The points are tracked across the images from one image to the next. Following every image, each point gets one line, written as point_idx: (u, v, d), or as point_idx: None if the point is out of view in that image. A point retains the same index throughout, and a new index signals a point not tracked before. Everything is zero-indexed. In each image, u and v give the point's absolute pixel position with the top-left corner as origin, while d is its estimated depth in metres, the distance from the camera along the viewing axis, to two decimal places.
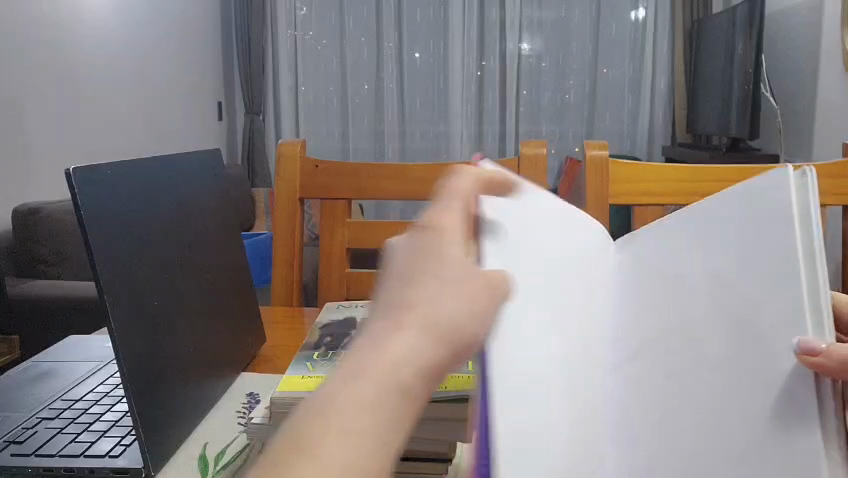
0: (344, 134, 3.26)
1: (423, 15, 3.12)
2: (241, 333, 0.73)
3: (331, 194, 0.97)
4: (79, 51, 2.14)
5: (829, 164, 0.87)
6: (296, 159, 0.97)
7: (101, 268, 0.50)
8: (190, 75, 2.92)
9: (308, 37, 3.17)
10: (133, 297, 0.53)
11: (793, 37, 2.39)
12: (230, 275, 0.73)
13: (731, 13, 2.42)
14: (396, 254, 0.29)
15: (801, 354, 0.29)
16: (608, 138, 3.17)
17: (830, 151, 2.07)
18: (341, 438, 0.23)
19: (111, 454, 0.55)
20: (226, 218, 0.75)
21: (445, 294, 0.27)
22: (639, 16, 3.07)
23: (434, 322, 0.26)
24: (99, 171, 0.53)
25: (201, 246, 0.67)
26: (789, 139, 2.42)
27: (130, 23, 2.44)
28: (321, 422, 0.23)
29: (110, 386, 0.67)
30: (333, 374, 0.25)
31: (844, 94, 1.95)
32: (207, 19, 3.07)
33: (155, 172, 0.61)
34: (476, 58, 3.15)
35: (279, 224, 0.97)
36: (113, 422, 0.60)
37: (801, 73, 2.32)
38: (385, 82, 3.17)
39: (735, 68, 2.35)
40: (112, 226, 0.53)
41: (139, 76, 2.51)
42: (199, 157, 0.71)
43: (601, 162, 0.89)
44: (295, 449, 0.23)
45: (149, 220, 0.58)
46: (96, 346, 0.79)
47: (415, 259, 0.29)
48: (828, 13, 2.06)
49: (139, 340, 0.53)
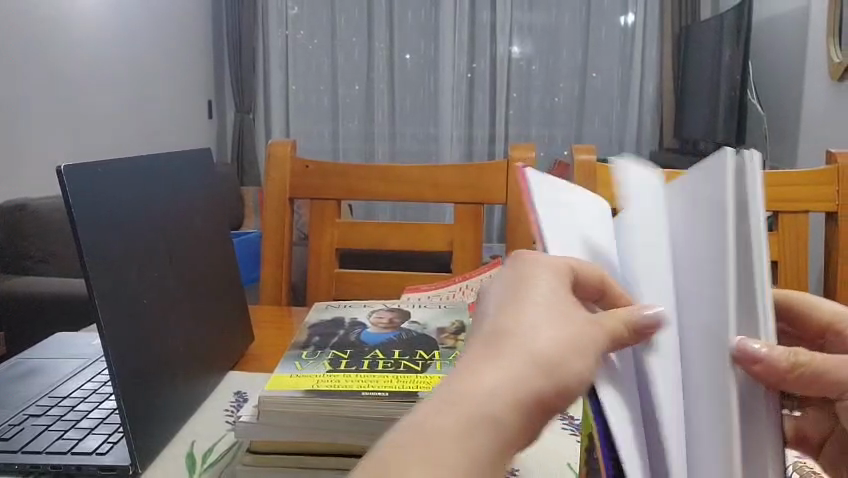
0: (334, 134, 3.25)
1: (414, 16, 3.12)
2: (229, 333, 0.74)
3: (321, 194, 0.97)
4: (70, 48, 2.14)
5: (812, 171, 0.88)
6: (286, 159, 0.97)
7: (92, 266, 0.51)
8: (180, 73, 2.91)
9: (299, 36, 3.16)
10: (123, 296, 0.54)
11: (780, 45, 2.42)
12: (219, 274, 0.73)
13: (719, 20, 2.44)
14: (502, 293, 0.32)
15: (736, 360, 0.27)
16: (597, 142, 3.19)
17: (814, 158, 2.10)
18: (430, 463, 0.25)
19: (98, 451, 0.55)
20: (216, 218, 0.75)
21: (544, 329, 0.30)
22: (628, 21, 3.09)
23: (533, 356, 0.28)
24: (92, 170, 0.53)
25: (191, 245, 0.68)
26: (775, 145, 2.45)
27: (120, 19, 2.43)
28: (412, 446, 0.26)
29: (97, 384, 0.67)
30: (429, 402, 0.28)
31: (828, 102, 1.97)
32: (198, 16, 3.07)
33: (145, 171, 0.62)
34: (467, 60, 3.16)
35: (269, 224, 0.97)
36: (100, 420, 0.60)
37: (786, 81, 2.35)
38: (376, 83, 3.18)
39: (723, 75, 2.37)
40: (103, 225, 0.53)
41: (130, 74, 2.51)
42: (190, 157, 0.71)
43: (589, 167, 0.90)
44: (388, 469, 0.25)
45: (140, 219, 0.59)
46: (83, 343, 0.79)
47: (517, 300, 0.31)
48: (814, 21, 2.09)
49: (129, 339, 0.54)
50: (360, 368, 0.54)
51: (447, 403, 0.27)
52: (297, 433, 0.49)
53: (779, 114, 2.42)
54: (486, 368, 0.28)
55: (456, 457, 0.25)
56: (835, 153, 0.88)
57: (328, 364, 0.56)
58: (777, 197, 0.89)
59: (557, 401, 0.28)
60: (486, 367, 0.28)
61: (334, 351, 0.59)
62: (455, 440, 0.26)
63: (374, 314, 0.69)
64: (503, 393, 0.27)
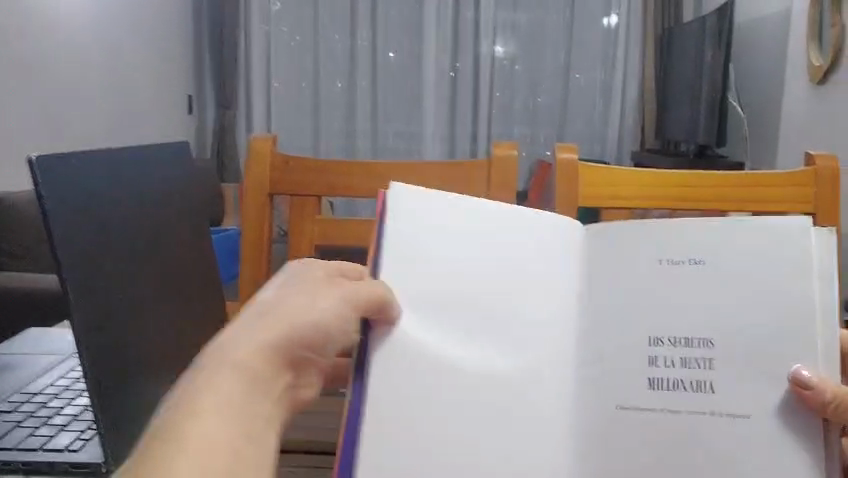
0: (315, 131, 3.23)
1: (398, 14, 3.13)
2: (206, 329, 0.73)
3: (301, 190, 0.96)
4: (51, 39, 2.12)
5: (792, 173, 0.89)
6: (266, 154, 0.96)
7: (65, 259, 0.50)
8: (161, 66, 2.88)
9: (282, 32, 3.14)
10: (98, 291, 0.53)
11: (760, 48, 2.45)
12: (197, 269, 0.73)
13: (701, 22, 2.47)
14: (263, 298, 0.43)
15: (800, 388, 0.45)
16: (578, 142, 3.21)
17: (792, 158, 2.12)
18: (215, 403, 0.34)
19: (71, 448, 0.54)
20: (195, 213, 0.75)
21: (279, 310, 0.41)
22: (611, 23, 3.11)
23: (272, 325, 0.40)
24: (66, 161, 0.52)
25: (169, 240, 0.67)
26: (754, 146, 2.47)
27: (101, 12, 2.40)
28: (200, 396, 0.34)
29: (70, 380, 0.66)
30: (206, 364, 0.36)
31: (807, 105, 2.00)
32: (180, 10, 3.04)
33: (122, 163, 0.61)
34: (450, 60, 3.17)
35: (249, 220, 0.96)
36: (73, 416, 0.59)
37: (766, 83, 2.38)
38: (359, 80, 3.17)
39: (704, 77, 2.39)
40: (78, 217, 0.52)
41: (111, 67, 2.48)
42: (168, 151, 0.71)
43: (569, 166, 0.90)
44: (182, 411, 0.33)
45: (117, 214, 0.58)
46: (56, 339, 0.78)
47: (275, 300, 0.43)
48: (793, 25, 2.11)
49: (104, 333, 0.53)
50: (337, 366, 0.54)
51: (203, 368, 0.36)
52: None
53: (758, 116, 2.44)
54: (235, 338, 0.38)
55: (227, 396, 0.35)
56: (813, 154, 0.89)
57: None
58: (754, 198, 0.89)
59: (289, 356, 0.40)
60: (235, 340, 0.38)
61: None
62: (224, 388, 0.35)
63: None
64: (252, 351, 0.38)
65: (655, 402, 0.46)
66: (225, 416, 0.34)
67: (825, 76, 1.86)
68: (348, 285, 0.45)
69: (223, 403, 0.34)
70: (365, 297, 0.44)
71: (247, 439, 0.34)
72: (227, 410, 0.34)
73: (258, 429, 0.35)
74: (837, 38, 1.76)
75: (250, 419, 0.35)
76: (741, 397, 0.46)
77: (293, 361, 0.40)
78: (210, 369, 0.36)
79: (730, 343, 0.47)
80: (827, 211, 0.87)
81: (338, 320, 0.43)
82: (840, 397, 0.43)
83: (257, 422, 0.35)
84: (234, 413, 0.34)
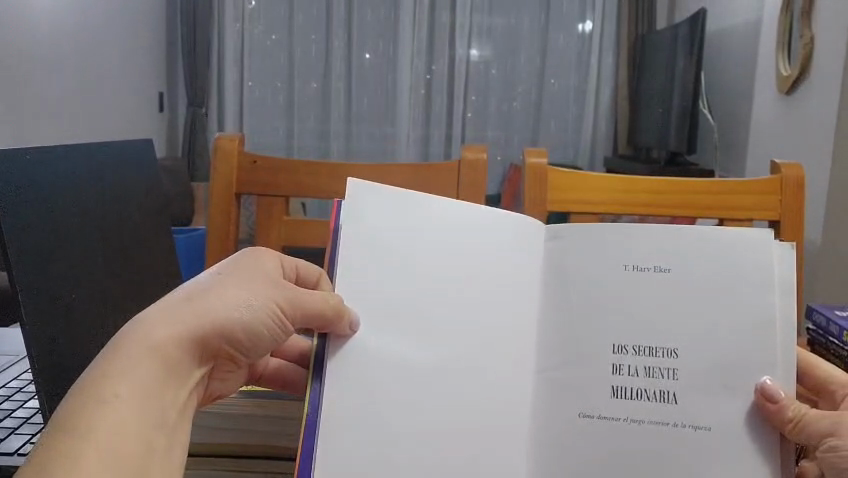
0: (289, 130, 3.22)
1: (374, 16, 3.11)
2: None
3: (268, 190, 0.95)
4: (18, 34, 2.07)
5: (756, 182, 0.89)
6: (234, 154, 0.94)
7: (13, 250, 0.48)
8: (132, 63, 2.85)
9: (256, 31, 3.12)
10: (49, 290, 0.51)
11: (731, 57, 2.48)
12: (156, 270, 0.71)
13: (673, 31, 2.49)
14: (195, 282, 0.44)
15: (765, 399, 0.45)
16: (552, 147, 3.22)
17: (759, 166, 2.15)
18: (133, 387, 0.35)
19: (20, 452, 0.52)
20: (157, 211, 0.73)
21: (215, 298, 0.43)
22: (586, 29, 3.13)
23: (205, 315, 0.41)
24: (18, 151, 0.51)
25: (127, 238, 0.65)
26: (723, 153, 2.50)
27: (71, 7, 2.36)
28: (122, 376, 0.35)
29: (23, 382, 0.64)
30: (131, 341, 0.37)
31: (775, 115, 2.02)
32: (152, 7, 3.00)
33: (79, 158, 0.59)
34: (425, 63, 3.17)
35: (213, 221, 0.95)
36: (24, 419, 0.57)
37: (736, 91, 2.41)
38: (333, 80, 3.15)
39: (675, 84, 2.42)
40: (29, 213, 0.50)
41: (80, 63, 2.45)
42: (129, 148, 0.69)
43: (540, 171, 0.89)
44: (102, 390, 0.34)
45: (72, 210, 0.56)
46: (11, 340, 0.76)
47: (207, 285, 0.44)
48: (764, 35, 2.14)
49: (54, 331, 0.51)
50: None
51: (131, 344, 0.37)
52: None
53: (728, 124, 2.48)
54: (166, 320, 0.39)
55: (149, 384, 0.36)
56: (779, 162, 0.90)
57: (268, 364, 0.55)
58: (721, 204, 0.90)
59: (206, 347, 0.42)
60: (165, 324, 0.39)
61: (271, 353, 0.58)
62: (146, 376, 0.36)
63: None
64: (181, 339, 0.39)
65: (620, 412, 0.46)
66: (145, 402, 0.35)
67: (794, 85, 1.89)
68: (283, 287, 0.47)
69: (140, 390, 0.36)
70: (311, 306, 0.46)
71: (158, 429, 0.36)
72: (143, 397, 0.36)
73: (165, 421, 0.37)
74: (806, 48, 1.79)
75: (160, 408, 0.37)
76: (707, 408, 0.46)
77: (208, 351, 0.43)
78: (138, 349, 0.37)
79: (697, 354, 0.47)
80: (792, 219, 0.89)
81: (260, 320, 0.45)
82: (801, 414, 0.44)
83: (168, 413, 0.37)
84: (149, 399, 0.36)
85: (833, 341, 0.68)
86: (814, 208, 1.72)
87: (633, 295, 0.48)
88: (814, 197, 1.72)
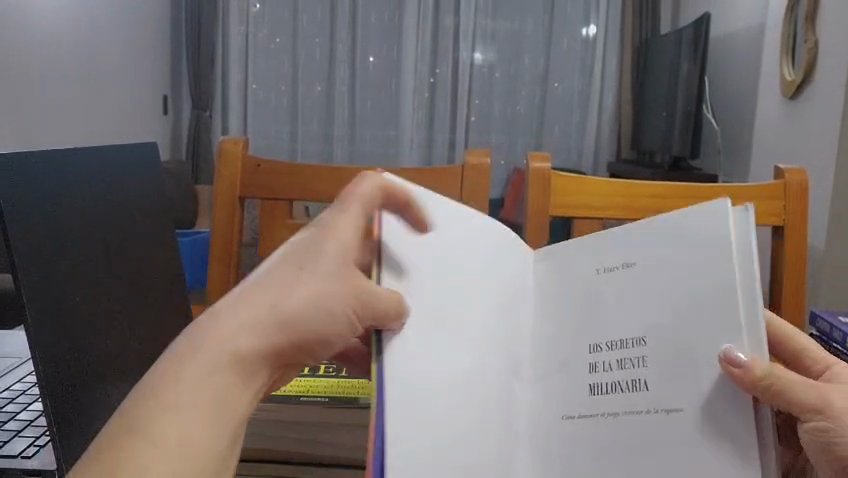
0: (293, 133, 3.22)
1: (378, 19, 3.12)
2: (169, 335, 0.71)
3: (271, 194, 0.95)
4: (21, 39, 2.08)
5: (759, 188, 0.89)
6: (237, 157, 0.95)
7: (19, 256, 0.48)
8: (136, 66, 2.85)
9: (260, 34, 3.12)
10: (54, 293, 0.52)
11: (735, 62, 2.48)
12: (160, 273, 0.71)
13: (677, 35, 2.49)
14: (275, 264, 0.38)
15: (728, 364, 0.36)
16: (555, 151, 3.22)
17: (763, 171, 2.15)
18: (183, 401, 0.31)
19: (24, 454, 0.52)
20: (160, 214, 0.74)
21: (296, 289, 0.36)
22: (590, 33, 3.13)
23: (279, 308, 0.35)
24: (23, 156, 0.51)
25: (132, 241, 0.65)
26: (727, 158, 2.50)
27: (74, 10, 2.36)
28: (168, 381, 0.31)
29: (27, 385, 0.64)
30: (189, 340, 0.33)
31: (779, 120, 2.02)
32: (156, 10, 3.01)
33: (84, 162, 0.59)
34: (429, 66, 3.17)
35: (218, 224, 0.95)
36: (27, 422, 0.57)
37: (740, 97, 2.41)
38: (337, 83, 3.15)
39: (679, 88, 2.42)
40: (34, 215, 0.51)
41: (84, 65, 2.46)
42: (133, 152, 0.69)
43: (543, 175, 0.89)
44: (148, 403, 0.30)
45: (77, 215, 0.57)
46: (15, 342, 0.76)
47: (285, 266, 0.37)
48: (768, 41, 2.13)
49: (58, 335, 0.51)
50: None
51: (197, 353, 0.32)
52: None
53: (732, 129, 2.48)
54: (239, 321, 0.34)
55: (209, 393, 0.32)
56: (783, 168, 0.90)
57: None
58: (724, 209, 0.90)
59: (287, 351, 0.36)
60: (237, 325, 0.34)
61: None
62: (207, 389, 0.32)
63: None
64: (255, 345, 0.34)
65: (597, 409, 0.39)
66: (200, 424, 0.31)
67: (799, 90, 1.88)
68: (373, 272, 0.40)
69: (191, 401, 0.31)
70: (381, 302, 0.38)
71: (215, 448, 0.31)
72: (193, 414, 0.31)
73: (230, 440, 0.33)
74: (810, 53, 1.78)
75: (223, 424, 0.32)
76: (676, 389, 0.37)
77: (293, 352, 0.36)
78: (202, 359, 0.32)
79: (663, 332, 0.39)
80: (796, 223, 0.88)
81: (345, 312, 0.38)
82: (777, 377, 0.35)
83: (230, 427, 0.32)
84: (201, 415, 0.31)
85: (836, 346, 0.68)
86: (818, 213, 1.71)
87: (611, 293, 0.43)
88: (818, 202, 1.72)
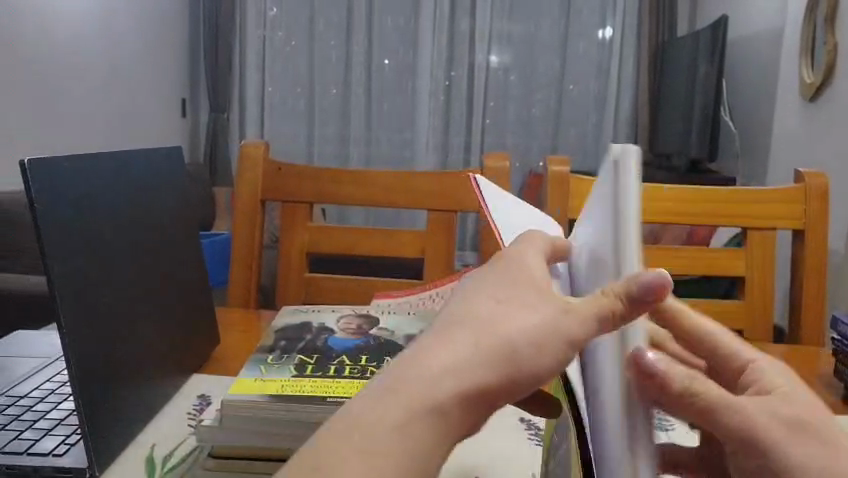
0: (309, 136, 3.23)
1: (394, 22, 3.13)
2: (195, 336, 0.72)
3: (292, 197, 0.96)
4: (42, 43, 2.11)
5: (779, 191, 0.89)
6: (259, 161, 0.96)
7: (52, 258, 0.49)
8: (155, 69, 2.88)
9: (277, 37, 3.14)
10: (85, 294, 0.53)
11: (753, 64, 2.46)
12: (185, 274, 0.72)
13: (695, 37, 2.48)
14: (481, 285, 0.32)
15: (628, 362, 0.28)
16: (571, 153, 3.22)
17: (782, 174, 2.13)
18: (367, 451, 0.26)
19: (55, 453, 0.53)
20: (185, 218, 0.74)
21: (512, 316, 0.29)
22: (606, 35, 3.12)
23: (482, 334, 0.29)
24: (57, 161, 0.52)
25: (159, 244, 0.67)
26: (745, 161, 2.48)
27: (94, 13, 2.39)
28: (355, 429, 0.26)
29: (56, 384, 0.66)
30: (386, 376, 0.28)
31: (799, 123, 2.00)
32: (175, 14, 3.04)
33: (113, 165, 0.60)
34: (445, 68, 3.17)
35: (239, 227, 0.96)
36: (57, 420, 0.58)
37: (759, 99, 2.39)
38: (353, 86, 3.17)
39: (697, 90, 2.40)
40: (67, 218, 0.52)
41: (105, 68, 2.49)
42: (160, 157, 0.70)
43: (562, 179, 0.90)
44: (326, 449, 0.26)
45: (106, 217, 0.58)
46: (43, 342, 0.77)
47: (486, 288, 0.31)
48: (786, 43, 2.12)
49: (89, 335, 0.52)
50: (326, 374, 0.55)
51: (388, 388, 0.27)
52: (254, 437, 0.51)
53: (750, 131, 2.46)
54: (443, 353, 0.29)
55: (392, 444, 0.26)
56: (803, 172, 0.90)
57: (294, 368, 0.56)
58: (744, 212, 0.90)
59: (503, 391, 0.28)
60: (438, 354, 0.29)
61: (300, 355, 0.59)
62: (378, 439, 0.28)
63: (342, 320, 0.68)
64: (459, 389, 0.27)
65: None
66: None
67: (818, 92, 1.87)
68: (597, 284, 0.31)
69: (368, 449, 0.26)
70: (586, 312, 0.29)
71: None
72: (375, 461, 0.26)
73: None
74: (830, 56, 1.77)
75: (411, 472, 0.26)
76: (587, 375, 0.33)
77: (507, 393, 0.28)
78: (396, 397, 0.27)
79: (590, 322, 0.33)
80: (817, 226, 0.88)
81: (564, 343, 0.29)
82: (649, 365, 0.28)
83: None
84: (386, 466, 0.26)
85: None
86: (839, 216, 1.70)
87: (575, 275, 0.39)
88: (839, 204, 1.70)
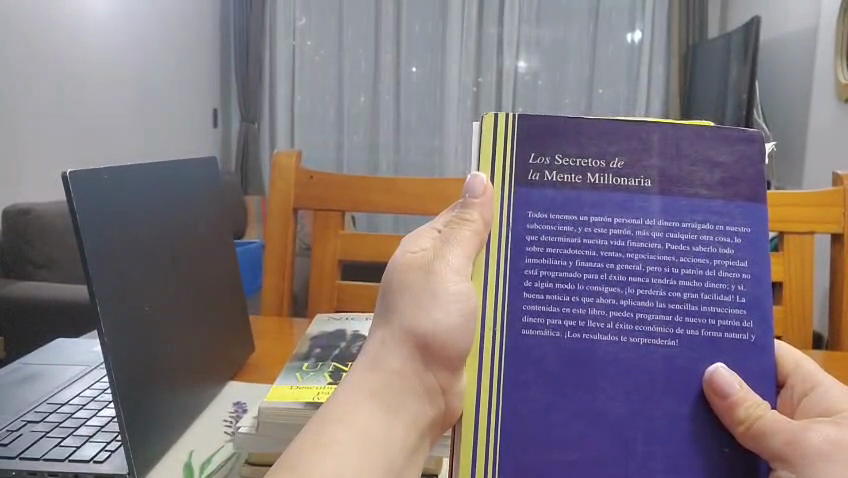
0: (339, 144, 3.25)
1: (422, 29, 3.14)
2: (232, 344, 0.73)
3: (324, 205, 0.97)
4: (76, 57, 2.15)
5: (817, 194, 0.88)
6: (290, 170, 0.97)
7: (93, 266, 0.50)
8: (187, 81, 2.93)
9: (306, 47, 3.18)
10: (128, 302, 0.54)
11: (787, 66, 2.42)
12: (223, 284, 0.73)
13: (727, 38, 2.46)
14: (399, 304, 0.45)
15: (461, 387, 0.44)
16: None
17: (816, 178, 2.10)
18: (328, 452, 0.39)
19: (96, 459, 0.54)
20: (220, 229, 0.75)
21: (410, 334, 0.43)
22: (635, 38, 3.10)
23: (397, 349, 0.44)
24: (97, 173, 0.53)
25: (196, 253, 0.68)
26: (781, 162, 2.44)
27: (127, 25, 2.44)
28: (322, 441, 0.39)
29: (96, 391, 0.67)
30: (340, 405, 0.42)
31: (835, 123, 1.96)
32: (206, 26, 3.09)
33: (152, 174, 0.62)
34: (473, 74, 3.17)
35: (271, 234, 0.97)
36: (99, 427, 0.60)
37: (794, 100, 2.34)
38: (381, 94, 3.19)
39: (730, 91, 2.37)
40: (108, 225, 0.53)
41: (138, 81, 2.53)
42: (196, 165, 0.71)
43: None
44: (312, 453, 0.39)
45: (147, 226, 0.59)
46: (84, 349, 0.79)
47: (400, 307, 0.44)
48: (821, 43, 2.09)
49: (131, 344, 0.53)
50: None
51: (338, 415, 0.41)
52: None
53: (786, 133, 2.41)
54: (381, 360, 0.44)
55: (343, 447, 0.39)
56: (842, 175, 0.88)
57: (328, 376, 0.57)
58: (782, 217, 0.88)
59: (415, 379, 0.43)
60: (383, 352, 0.44)
61: (335, 362, 0.60)
62: (368, 434, 0.40)
63: None
64: (375, 397, 0.42)
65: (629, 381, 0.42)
66: (370, 469, 0.39)
67: None
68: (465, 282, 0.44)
69: (334, 449, 0.39)
70: (448, 321, 0.42)
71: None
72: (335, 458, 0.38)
73: (391, 471, 0.41)
74: None
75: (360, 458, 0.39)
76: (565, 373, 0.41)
77: (417, 377, 0.43)
78: (343, 419, 0.41)
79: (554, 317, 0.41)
80: None
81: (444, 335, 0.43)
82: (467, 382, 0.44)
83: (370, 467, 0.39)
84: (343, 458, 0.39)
85: None
86: None
87: (619, 264, 0.41)
88: None
